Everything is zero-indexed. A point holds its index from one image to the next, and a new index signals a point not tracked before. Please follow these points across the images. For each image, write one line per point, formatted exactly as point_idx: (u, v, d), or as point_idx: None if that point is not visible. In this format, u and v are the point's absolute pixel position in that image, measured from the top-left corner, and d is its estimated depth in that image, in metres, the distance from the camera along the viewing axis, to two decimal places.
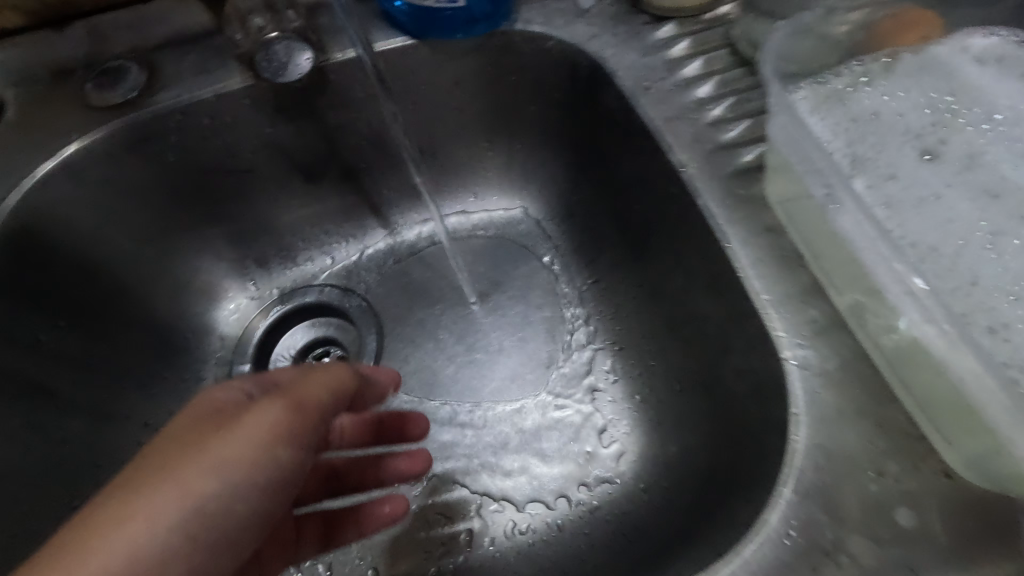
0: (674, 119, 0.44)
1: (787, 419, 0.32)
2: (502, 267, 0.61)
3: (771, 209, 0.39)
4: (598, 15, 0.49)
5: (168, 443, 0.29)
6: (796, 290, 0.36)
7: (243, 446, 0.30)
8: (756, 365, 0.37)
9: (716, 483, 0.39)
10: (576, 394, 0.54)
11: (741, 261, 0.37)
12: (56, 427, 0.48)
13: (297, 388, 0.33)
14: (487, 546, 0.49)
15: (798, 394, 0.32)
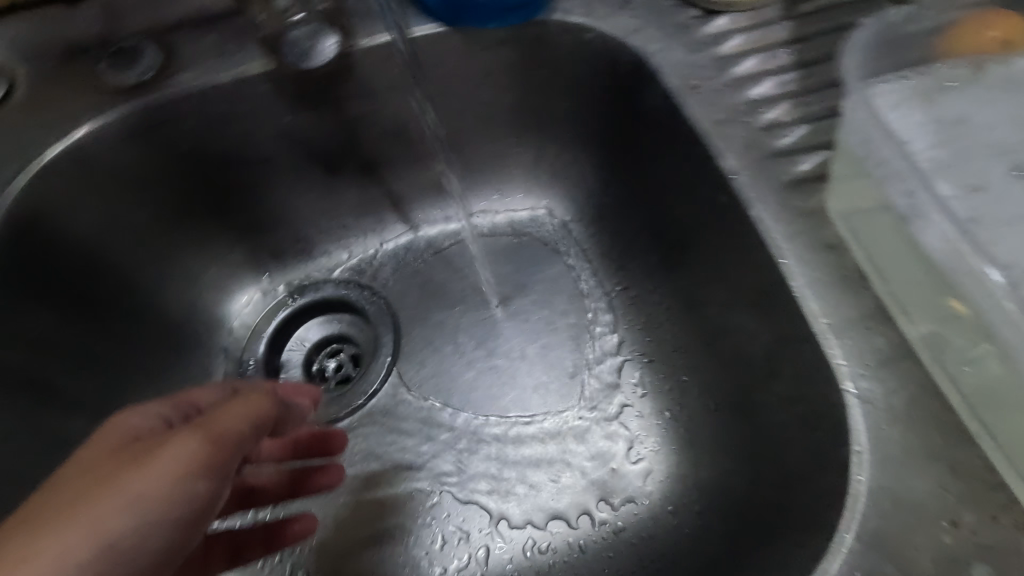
0: (725, 122, 0.41)
1: (847, 457, 0.30)
2: (526, 269, 0.58)
3: (832, 223, 0.36)
4: (643, 6, 0.46)
5: (83, 479, 0.29)
6: (859, 315, 0.33)
7: (153, 484, 0.29)
8: (811, 393, 0.34)
9: (761, 516, 0.37)
10: (602, 407, 0.51)
11: (797, 279, 0.35)
12: (56, 424, 0.46)
13: (217, 419, 0.31)
14: (505, 564, 0.47)
15: (860, 429, 0.30)
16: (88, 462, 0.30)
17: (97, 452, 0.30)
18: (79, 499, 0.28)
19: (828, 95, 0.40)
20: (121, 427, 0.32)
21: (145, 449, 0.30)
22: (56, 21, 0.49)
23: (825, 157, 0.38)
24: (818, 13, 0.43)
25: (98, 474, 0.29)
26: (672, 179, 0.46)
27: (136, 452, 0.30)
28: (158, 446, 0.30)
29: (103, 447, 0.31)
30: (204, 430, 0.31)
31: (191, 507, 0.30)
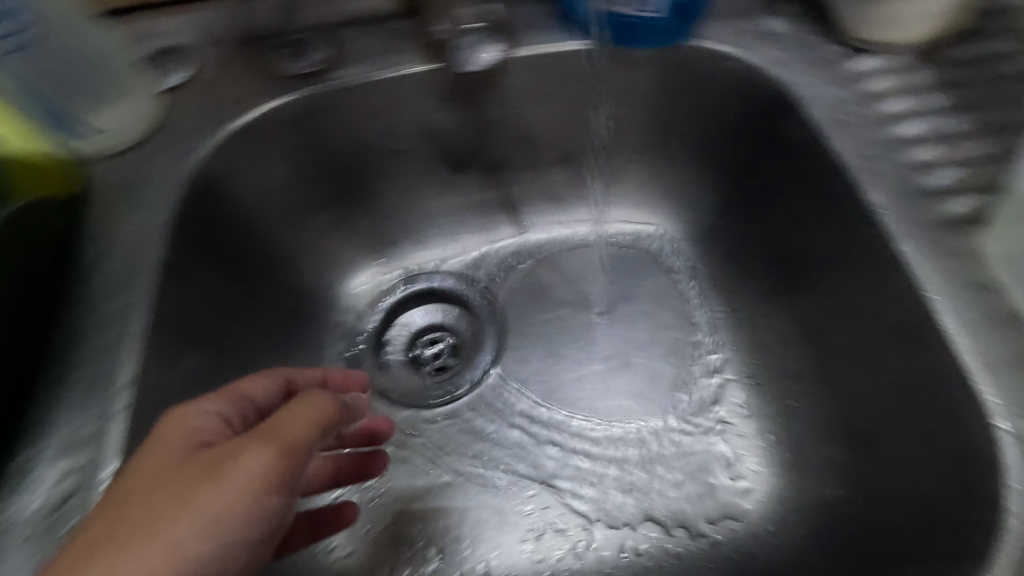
0: (872, 157, 0.42)
1: (998, 492, 0.31)
2: (633, 281, 0.60)
3: (985, 266, 0.37)
4: (787, 41, 0.48)
5: (165, 485, 0.30)
6: (1014, 357, 0.34)
7: (235, 495, 0.30)
8: (953, 426, 0.35)
9: (892, 549, 0.37)
10: (703, 422, 0.52)
11: (946, 316, 0.36)
12: (214, 379, 0.48)
13: (279, 429, 0.32)
14: (600, 559, 0.47)
15: (1012, 466, 0.31)
16: (162, 468, 0.31)
17: (169, 457, 0.32)
18: (165, 506, 0.29)
19: (983, 138, 0.41)
20: (184, 431, 0.34)
21: (217, 459, 0.31)
22: (238, 10, 0.54)
23: (979, 200, 0.39)
24: (967, 60, 0.45)
25: (178, 482, 0.30)
26: (805, 207, 0.48)
27: (209, 462, 0.31)
28: (231, 454, 0.31)
29: (172, 453, 0.32)
30: (272, 437, 0.31)
31: (267, 517, 0.31)
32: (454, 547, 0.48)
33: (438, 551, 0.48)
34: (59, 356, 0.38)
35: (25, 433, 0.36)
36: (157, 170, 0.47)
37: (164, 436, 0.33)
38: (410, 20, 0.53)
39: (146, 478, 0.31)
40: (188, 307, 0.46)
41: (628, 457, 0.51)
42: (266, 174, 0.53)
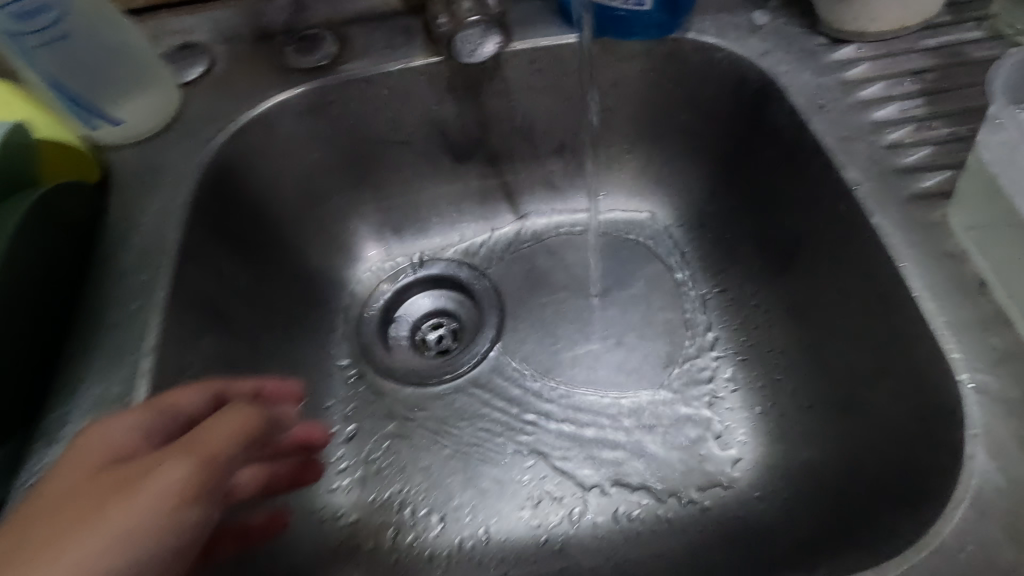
0: (849, 139, 0.45)
1: (960, 438, 0.34)
2: (627, 265, 0.62)
3: (954, 237, 0.40)
4: (771, 33, 0.51)
5: (70, 502, 0.29)
6: (978, 319, 0.37)
7: (143, 511, 0.28)
8: (922, 383, 0.38)
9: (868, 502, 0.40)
10: (694, 397, 0.54)
11: (915, 282, 0.39)
12: (241, 359, 0.51)
13: (198, 441, 0.31)
14: (592, 522, 0.49)
15: (973, 415, 0.34)
16: (70, 487, 0.30)
17: (80, 474, 0.30)
18: (67, 525, 0.28)
19: (957, 119, 0.44)
20: (96, 448, 0.32)
21: (126, 476, 0.29)
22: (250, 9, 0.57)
23: (948, 176, 0.42)
24: (944, 47, 0.47)
25: (86, 500, 0.28)
26: (789, 190, 0.50)
27: (119, 478, 0.29)
28: (145, 469, 0.29)
29: (83, 471, 0.31)
30: (190, 450, 0.30)
31: (188, 533, 0.29)
32: (456, 514, 0.51)
33: (441, 517, 0.51)
34: (90, 326, 0.41)
35: (60, 392, 0.39)
36: (176, 158, 0.49)
37: (75, 456, 0.31)
38: (414, 17, 0.56)
39: (52, 498, 0.29)
40: (206, 287, 0.49)
41: (620, 429, 0.54)
42: (280, 162, 0.55)
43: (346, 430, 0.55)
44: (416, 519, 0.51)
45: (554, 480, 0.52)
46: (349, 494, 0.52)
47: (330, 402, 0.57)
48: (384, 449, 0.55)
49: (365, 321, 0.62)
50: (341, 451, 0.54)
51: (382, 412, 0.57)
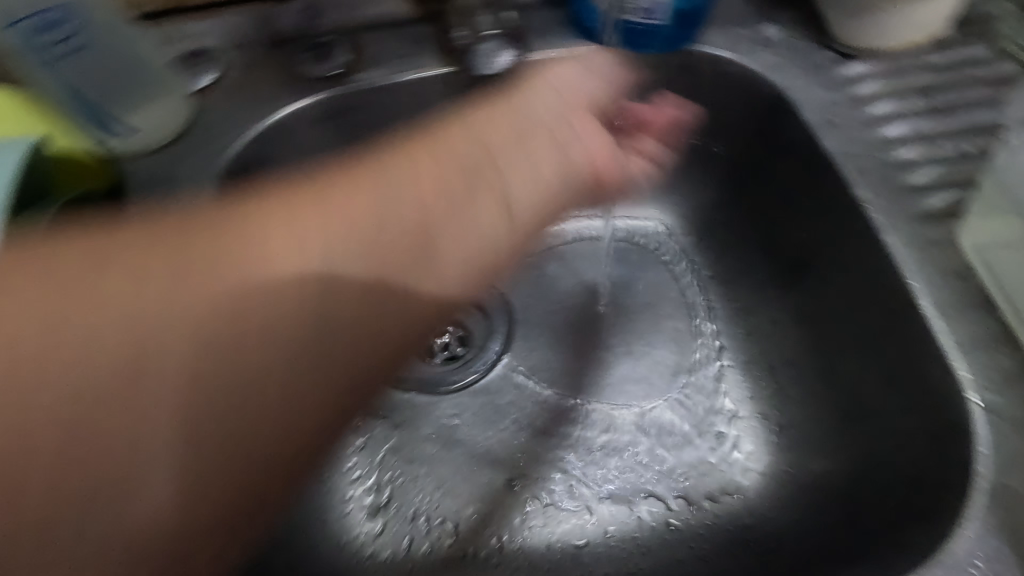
0: (860, 156, 0.45)
1: (963, 417, 0.35)
2: (637, 273, 0.62)
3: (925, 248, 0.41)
4: (783, 46, 0.52)
5: (185, 389, 0.29)
6: (950, 272, 0.40)
7: (168, 461, 0.28)
8: (911, 392, 0.39)
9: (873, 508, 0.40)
10: (710, 409, 0.54)
11: (908, 269, 0.40)
12: None
13: (247, 462, 0.29)
14: (609, 536, 0.50)
15: (967, 382, 0.36)
16: (270, 430, 0.30)
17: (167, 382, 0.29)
18: (198, 487, 0.28)
19: (961, 139, 0.44)
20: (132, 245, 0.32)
21: (267, 428, 0.30)
22: (264, 13, 0.55)
23: (958, 195, 0.42)
24: (955, 65, 0.48)
25: (205, 428, 0.29)
26: (804, 206, 0.50)
27: (163, 277, 0.31)
28: (229, 394, 0.30)
29: (256, 387, 0.30)
30: (222, 453, 0.29)
31: None
32: (469, 521, 0.52)
33: (454, 525, 0.52)
34: None
35: None
36: (188, 170, 0.49)
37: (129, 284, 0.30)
38: (429, 27, 0.56)
39: (145, 326, 0.29)
40: None
41: (632, 438, 0.54)
42: (467, 130, 0.42)
43: (358, 439, 0.55)
44: (430, 523, 0.52)
45: (555, 499, 0.52)
46: (363, 503, 0.53)
47: None
48: (397, 457, 0.55)
49: None
50: (355, 459, 0.55)
51: (390, 421, 0.57)
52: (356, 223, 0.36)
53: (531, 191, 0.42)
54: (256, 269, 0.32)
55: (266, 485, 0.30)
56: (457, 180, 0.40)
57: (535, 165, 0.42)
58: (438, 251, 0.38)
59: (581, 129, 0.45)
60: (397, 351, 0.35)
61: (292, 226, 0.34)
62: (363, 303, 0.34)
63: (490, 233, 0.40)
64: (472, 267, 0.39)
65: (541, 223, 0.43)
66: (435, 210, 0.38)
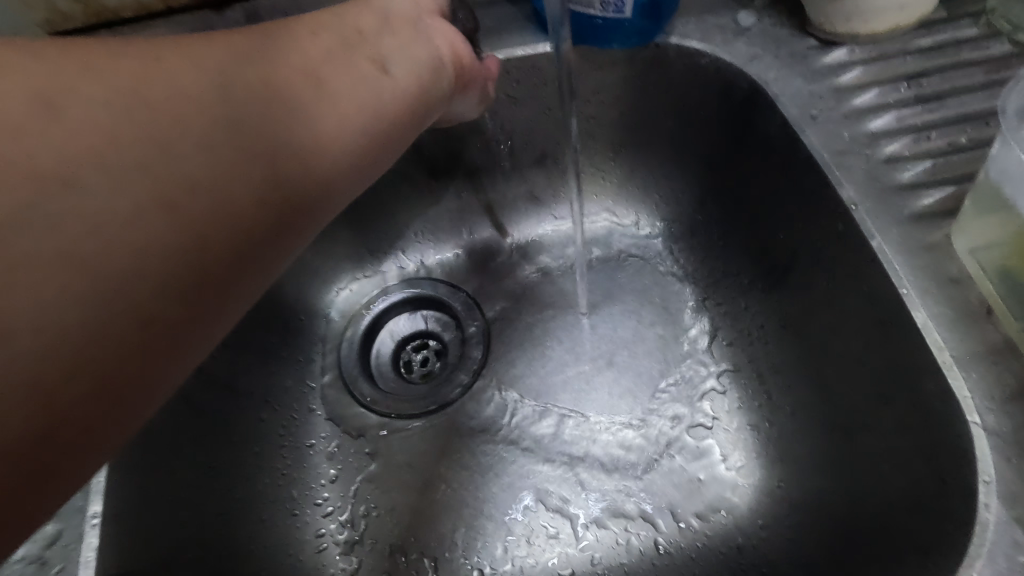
0: (845, 152, 0.42)
1: (967, 440, 0.33)
2: (616, 280, 0.59)
3: (919, 254, 0.38)
4: (760, 35, 0.49)
5: (96, 171, 0.27)
6: (945, 279, 0.37)
7: (106, 201, 0.27)
8: (913, 411, 0.37)
9: (869, 532, 0.38)
10: (697, 421, 0.52)
11: (901, 277, 0.37)
12: (224, 409, 0.49)
13: (137, 283, 0.27)
14: (596, 563, 0.48)
15: (969, 402, 0.33)
16: (162, 248, 0.27)
17: (83, 132, 0.27)
18: (92, 299, 0.25)
19: (951, 130, 0.41)
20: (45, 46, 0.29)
21: (160, 244, 0.27)
22: (201, 22, 0.51)
23: (952, 192, 0.39)
24: (944, 47, 0.45)
25: (90, 240, 0.26)
26: (787, 206, 0.47)
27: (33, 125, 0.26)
28: (118, 215, 0.27)
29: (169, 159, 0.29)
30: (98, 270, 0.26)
31: None
32: (450, 555, 0.49)
33: (433, 561, 0.49)
34: None
35: None
36: None
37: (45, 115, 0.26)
38: None
39: (67, 122, 0.27)
40: None
41: (618, 457, 0.51)
42: (336, 15, 0.38)
43: (330, 471, 0.53)
44: (409, 559, 0.49)
45: (539, 526, 0.49)
46: (337, 540, 0.50)
47: (314, 440, 0.54)
48: (372, 490, 0.52)
49: (347, 347, 0.58)
50: (326, 494, 0.52)
51: (364, 450, 0.54)
52: (227, 65, 0.32)
53: (407, 62, 0.38)
54: (105, 92, 0.28)
55: (166, 310, 0.28)
56: (332, 44, 0.36)
57: (415, 40, 0.39)
58: (319, 95, 0.34)
59: (432, 27, 0.40)
60: (297, 191, 0.32)
61: (164, 68, 0.30)
62: (274, 125, 0.32)
63: (375, 86, 0.36)
64: (373, 121, 0.35)
65: (422, 89, 0.38)
66: (324, 63, 0.35)
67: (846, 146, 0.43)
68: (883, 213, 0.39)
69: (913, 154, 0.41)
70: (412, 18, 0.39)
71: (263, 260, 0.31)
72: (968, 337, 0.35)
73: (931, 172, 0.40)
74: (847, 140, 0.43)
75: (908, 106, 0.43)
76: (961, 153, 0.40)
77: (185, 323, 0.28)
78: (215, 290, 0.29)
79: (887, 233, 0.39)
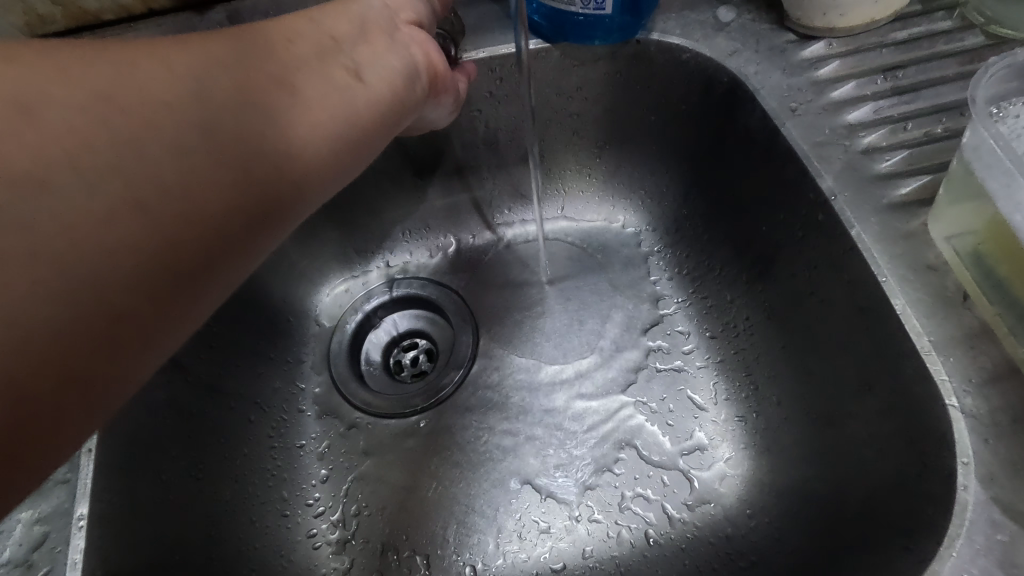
0: (824, 144, 0.43)
1: (948, 422, 0.33)
2: (604, 275, 0.59)
3: (899, 242, 0.38)
4: (739, 30, 0.49)
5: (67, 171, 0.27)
6: (924, 266, 0.37)
7: (77, 200, 0.26)
8: (897, 397, 0.37)
9: (854, 517, 0.38)
10: (685, 414, 0.52)
11: (880, 265, 0.38)
12: (212, 411, 0.49)
13: (100, 286, 0.26)
14: (588, 556, 0.48)
15: (948, 385, 0.34)
16: (133, 248, 0.27)
17: (55, 131, 0.27)
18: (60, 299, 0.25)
19: (927, 121, 0.42)
20: (25, 45, 0.29)
21: (131, 244, 0.27)
22: (183, 24, 0.51)
23: (928, 181, 0.40)
24: (919, 39, 0.46)
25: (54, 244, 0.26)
26: (769, 198, 0.48)
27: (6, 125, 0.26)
28: (88, 216, 0.27)
29: (139, 161, 0.28)
30: (67, 270, 0.26)
31: None
32: (441, 552, 0.49)
33: (425, 558, 0.49)
34: None
35: None
36: None
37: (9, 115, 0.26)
38: None
39: (40, 122, 0.27)
40: None
41: (608, 449, 0.51)
42: (313, 21, 0.38)
43: (321, 471, 0.53)
44: (400, 557, 0.49)
45: (529, 520, 0.50)
46: (328, 540, 0.50)
47: (305, 440, 0.54)
48: (364, 490, 0.52)
49: (336, 347, 0.58)
50: (317, 494, 0.52)
51: (356, 449, 0.54)
52: (202, 70, 0.32)
53: (383, 70, 0.38)
54: (77, 91, 0.28)
55: (134, 309, 0.27)
56: (306, 52, 0.36)
57: (389, 48, 0.39)
58: (293, 100, 0.33)
59: (407, 36, 0.40)
60: (269, 197, 0.32)
61: (135, 70, 0.30)
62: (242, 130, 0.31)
63: (348, 93, 0.35)
64: (349, 129, 0.35)
65: (397, 97, 0.38)
66: (297, 69, 0.34)
67: (826, 137, 0.43)
68: (863, 202, 0.40)
69: (891, 144, 0.42)
70: (386, 28, 0.40)
71: (233, 267, 0.31)
72: (947, 321, 0.36)
73: (909, 159, 0.41)
74: (826, 130, 0.44)
75: (885, 97, 0.44)
76: (937, 142, 0.41)
77: (150, 325, 0.28)
78: (184, 293, 0.29)
79: (867, 221, 0.39)
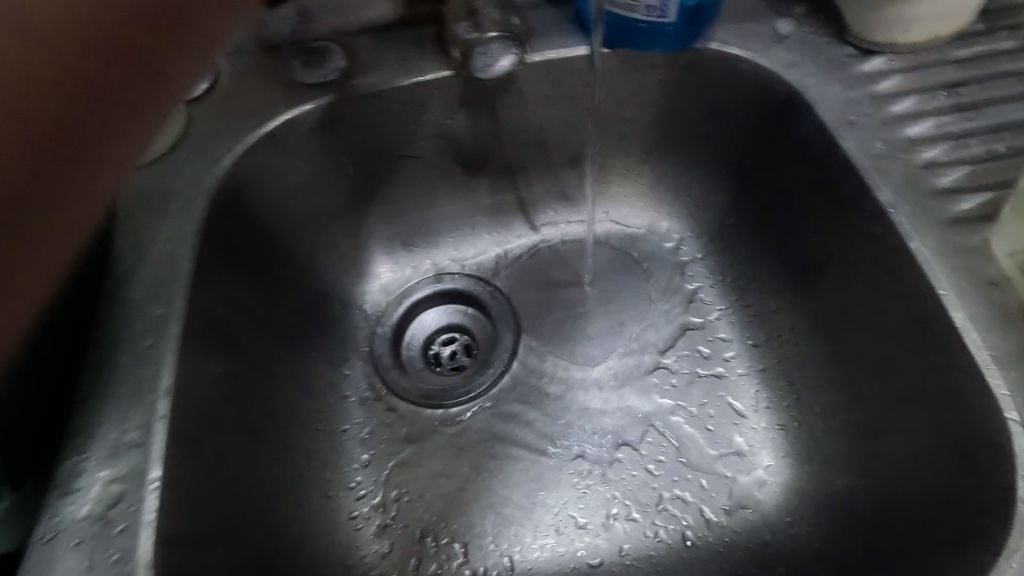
0: (883, 158, 0.43)
1: (1008, 437, 0.33)
2: (646, 279, 0.60)
3: (959, 257, 0.39)
4: (798, 42, 0.50)
5: None
6: (984, 282, 0.38)
7: None
8: (951, 411, 0.37)
9: (903, 529, 0.38)
10: (724, 420, 0.52)
11: (938, 278, 0.38)
12: (265, 390, 0.51)
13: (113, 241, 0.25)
14: (624, 554, 0.49)
15: (1009, 400, 0.34)
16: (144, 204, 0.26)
17: None
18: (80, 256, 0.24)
19: (988, 139, 0.42)
20: None
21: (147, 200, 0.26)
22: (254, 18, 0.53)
23: (988, 198, 0.40)
24: (981, 58, 0.46)
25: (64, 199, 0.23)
26: (822, 209, 0.48)
27: None
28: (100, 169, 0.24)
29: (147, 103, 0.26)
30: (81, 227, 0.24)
31: None
32: (479, 541, 0.50)
33: (463, 546, 0.50)
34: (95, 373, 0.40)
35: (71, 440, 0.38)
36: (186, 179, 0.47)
37: None
38: (428, 31, 0.54)
39: None
40: (218, 320, 0.47)
41: (646, 450, 0.52)
42: None
43: (363, 456, 0.54)
44: (439, 543, 0.50)
45: (565, 516, 0.50)
46: (369, 522, 0.51)
47: (348, 425, 0.55)
48: (405, 476, 0.53)
49: (379, 336, 0.60)
50: (360, 477, 0.53)
51: (398, 436, 0.55)
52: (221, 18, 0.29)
53: None
54: None
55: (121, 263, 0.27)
56: None
57: None
58: None
59: None
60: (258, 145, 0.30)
61: None
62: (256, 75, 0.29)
63: None
64: None
65: None
66: None
67: (885, 151, 0.44)
68: (923, 216, 0.40)
69: (951, 159, 0.42)
70: None
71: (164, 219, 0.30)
72: (1008, 337, 0.36)
73: (969, 176, 0.41)
74: (884, 143, 0.44)
75: (946, 113, 0.44)
76: (997, 161, 0.41)
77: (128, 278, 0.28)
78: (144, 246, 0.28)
79: (925, 235, 0.40)
